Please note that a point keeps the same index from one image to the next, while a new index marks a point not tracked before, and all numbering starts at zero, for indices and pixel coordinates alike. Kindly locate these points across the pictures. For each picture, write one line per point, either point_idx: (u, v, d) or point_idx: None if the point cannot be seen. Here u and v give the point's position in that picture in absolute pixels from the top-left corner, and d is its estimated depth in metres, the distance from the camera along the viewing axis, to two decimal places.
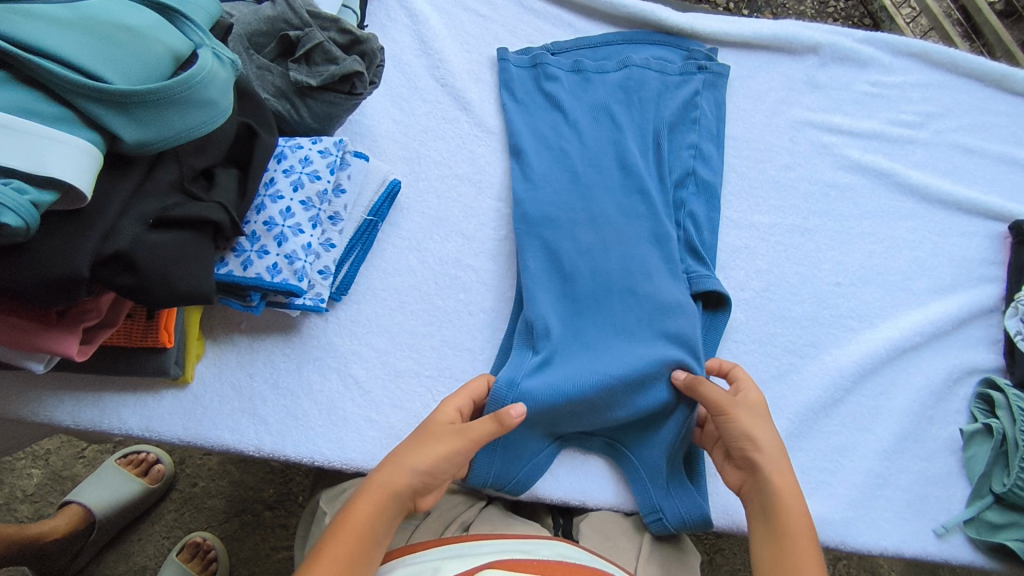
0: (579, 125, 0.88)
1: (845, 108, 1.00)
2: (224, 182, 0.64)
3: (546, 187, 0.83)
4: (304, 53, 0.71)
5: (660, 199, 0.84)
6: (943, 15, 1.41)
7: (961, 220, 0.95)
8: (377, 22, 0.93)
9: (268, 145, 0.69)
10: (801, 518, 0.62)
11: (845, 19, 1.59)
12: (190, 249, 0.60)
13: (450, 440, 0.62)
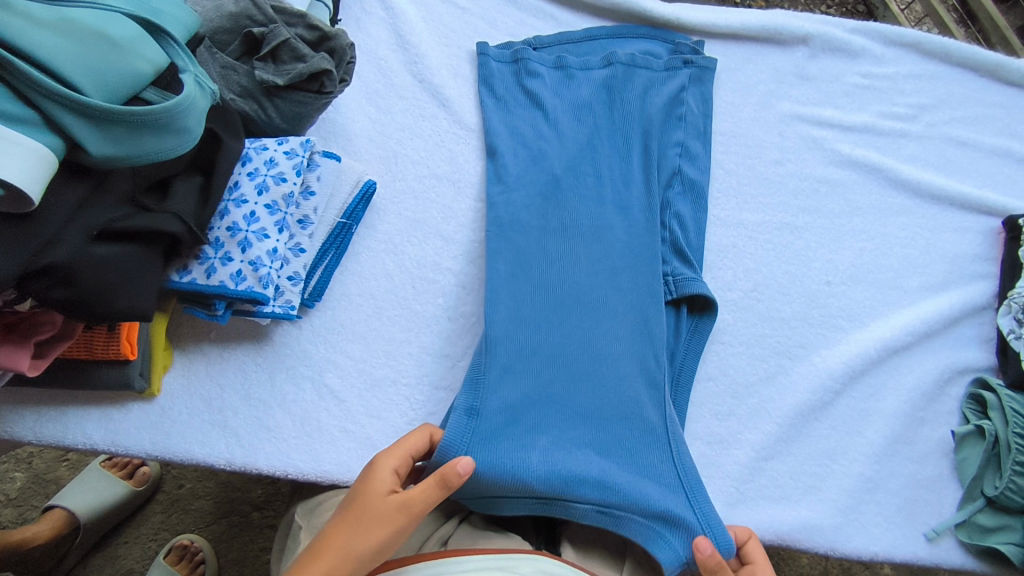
0: (562, 128, 0.85)
1: (836, 101, 0.98)
2: (182, 191, 0.61)
3: (525, 189, 0.81)
4: (270, 51, 0.69)
5: (645, 207, 0.81)
6: (938, 2, 1.39)
7: (955, 215, 0.93)
8: (351, 16, 0.90)
9: (233, 150, 0.65)
10: None
11: (838, 6, 1.56)
12: (135, 265, 0.57)
13: (390, 522, 0.57)
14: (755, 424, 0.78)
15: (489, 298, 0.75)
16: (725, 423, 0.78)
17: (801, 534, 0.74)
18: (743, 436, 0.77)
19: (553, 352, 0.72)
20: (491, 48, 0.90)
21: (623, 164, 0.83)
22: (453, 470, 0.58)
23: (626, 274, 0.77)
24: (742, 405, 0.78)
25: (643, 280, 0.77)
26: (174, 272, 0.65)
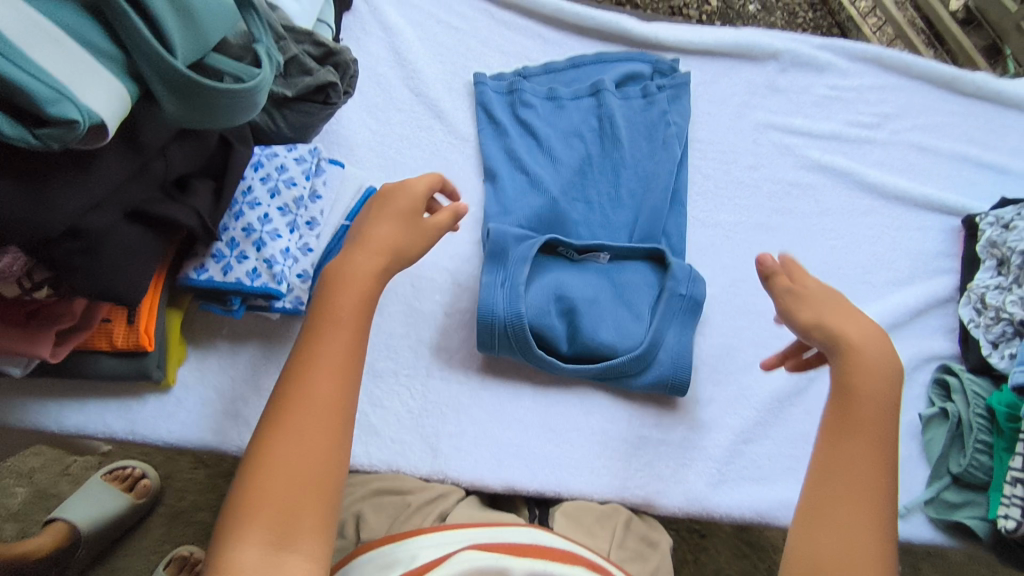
0: (556, 153, 0.92)
1: (805, 111, 1.05)
2: (200, 191, 0.66)
3: (523, 210, 0.86)
4: (279, 66, 0.75)
5: (630, 227, 0.90)
6: (907, 23, 1.49)
7: (919, 215, 1.00)
8: (352, 36, 0.96)
9: (243, 157, 0.71)
10: (876, 397, 0.65)
11: (814, 29, 1.65)
12: (152, 252, 0.62)
13: (415, 235, 0.70)
14: (736, 410, 0.82)
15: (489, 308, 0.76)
16: (707, 409, 0.82)
17: (780, 512, 0.78)
18: (725, 421, 0.81)
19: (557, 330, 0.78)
20: (487, 77, 0.96)
21: (613, 191, 0.92)
22: (456, 208, 0.72)
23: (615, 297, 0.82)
24: (723, 392, 0.83)
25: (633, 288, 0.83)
26: (191, 269, 0.69)
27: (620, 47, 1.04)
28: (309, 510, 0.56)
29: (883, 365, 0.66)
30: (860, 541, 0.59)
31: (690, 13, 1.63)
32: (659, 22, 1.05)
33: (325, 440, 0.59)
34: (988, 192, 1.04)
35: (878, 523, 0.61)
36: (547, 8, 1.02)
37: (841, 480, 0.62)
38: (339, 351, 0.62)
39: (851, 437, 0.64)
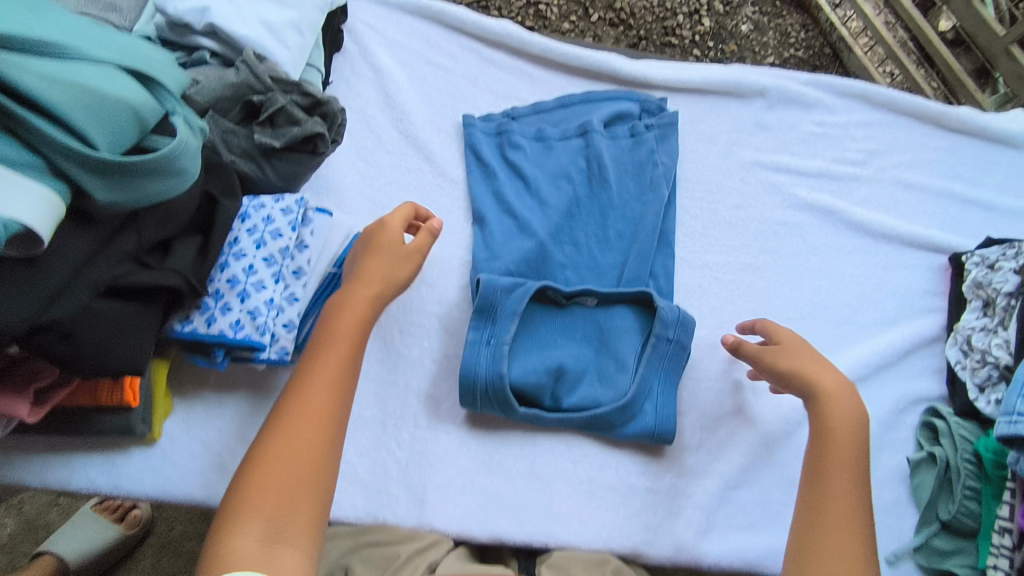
0: (543, 195, 0.92)
1: (792, 147, 1.05)
2: (181, 252, 0.66)
3: (510, 255, 0.86)
4: (268, 117, 0.76)
5: (617, 268, 0.90)
6: (898, 46, 1.50)
7: (905, 253, 1.01)
8: (341, 77, 0.97)
9: (230, 210, 0.71)
10: (844, 428, 0.73)
11: (807, 48, 1.67)
12: (132, 321, 0.62)
13: (402, 266, 0.74)
14: (725, 455, 0.83)
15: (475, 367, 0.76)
16: (695, 454, 0.82)
17: (767, 559, 0.79)
18: (713, 467, 0.82)
19: (542, 384, 0.79)
20: (476, 118, 0.96)
21: (601, 233, 0.92)
22: (430, 228, 0.77)
23: (601, 345, 0.84)
24: (711, 436, 0.83)
25: (619, 336, 0.84)
26: (176, 321, 0.69)
27: (608, 86, 1.04)
28: (300, 511, 0.58)
29: (854, 405, 0.75)
30: (847, 535, 0.67)
31: (682, 35, 1.64)
32: (646, 59, 1.06)
33: (316, 445, 0.61)
34: (975, 229, 1.05)
35: (859, 518, 0.68)
36: (535, 47, 1.03)
37: (828, 485, 0.70)
38: (334, 364, 0.65)
39: (829, 451, 0.72)
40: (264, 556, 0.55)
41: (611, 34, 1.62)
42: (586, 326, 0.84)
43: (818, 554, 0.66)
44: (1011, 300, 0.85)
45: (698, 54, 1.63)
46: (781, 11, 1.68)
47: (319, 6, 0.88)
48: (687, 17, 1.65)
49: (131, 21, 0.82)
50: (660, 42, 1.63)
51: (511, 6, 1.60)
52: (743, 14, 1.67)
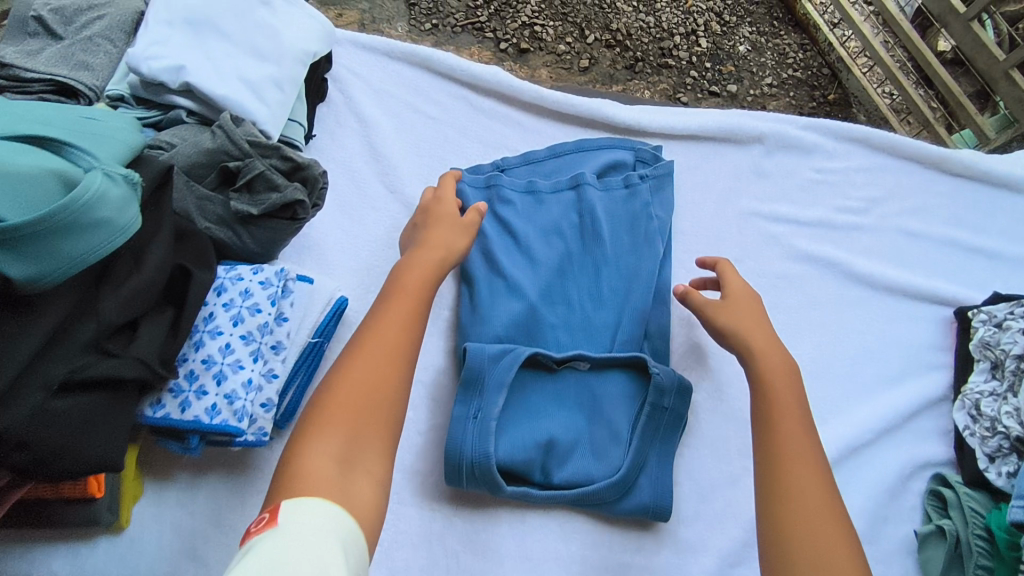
0: (534, 252, 0.89)
1: (792, 195, 1.02)
2: (148, 333, 0.62)
3: (498, 318, 0.83)
4: (245, 183, 0.72)
5: (611, 329, 0.86)
6: (897, 66, 1.45)
7: (910, 306, 0.97)
8: (325, 128, 0.94)
9: (204, 282, 0.67)
10: (785, 397, 0.71)
11: (805, 69, 1.59)
12: (99, 414, 0.58)
13: (460, 237, 0.80)
14: (724, 530, 0.79)
15: (459, 445, 0.73)
16: (692, 528, 0.79)
17: None
18: (711, 543, 0.78)
19: (532, 459, 0.75)
20: (465, 171, 0.94)
21: (594, 291, 0.88)
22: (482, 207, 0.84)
23: (594, 413, 0.80)
24: (709, 509, 0.80)
25: (614, 404, 0.80)
26: (147, 406, 0.66)
27: (601, 134, 1.02)
28: (371, 437, 0.60)
29: (799, 387, 0.73)
30: (813, 476, 0.65)
31: (681, 57, 1.54)
32: (640, 105, 1.04)
33: (388, 376, 0.63)
34: (980, 279, 1.02)
35: (816, 454, 0.67)
36: (526, 94, 1.00)
37: (781, 430, 0.68)
38: (406, 309, 0.69)
39: (768, 393, 0.72)
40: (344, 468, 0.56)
41: (608, 56, 1.52)
42: (578, 393, 0.81)
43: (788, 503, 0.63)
44: (1020, 364, 0.82)
45: (697, 76, 1.53)
46: (779, 31, 1.61)
47: (302, 60, 0.86)
48: (684, 37, 1.56)
49: (103, 81, 0.79)
50: (657, 64, 1.53)
51: (506, 28, 1.49)
52: (741, 33, 1.59)
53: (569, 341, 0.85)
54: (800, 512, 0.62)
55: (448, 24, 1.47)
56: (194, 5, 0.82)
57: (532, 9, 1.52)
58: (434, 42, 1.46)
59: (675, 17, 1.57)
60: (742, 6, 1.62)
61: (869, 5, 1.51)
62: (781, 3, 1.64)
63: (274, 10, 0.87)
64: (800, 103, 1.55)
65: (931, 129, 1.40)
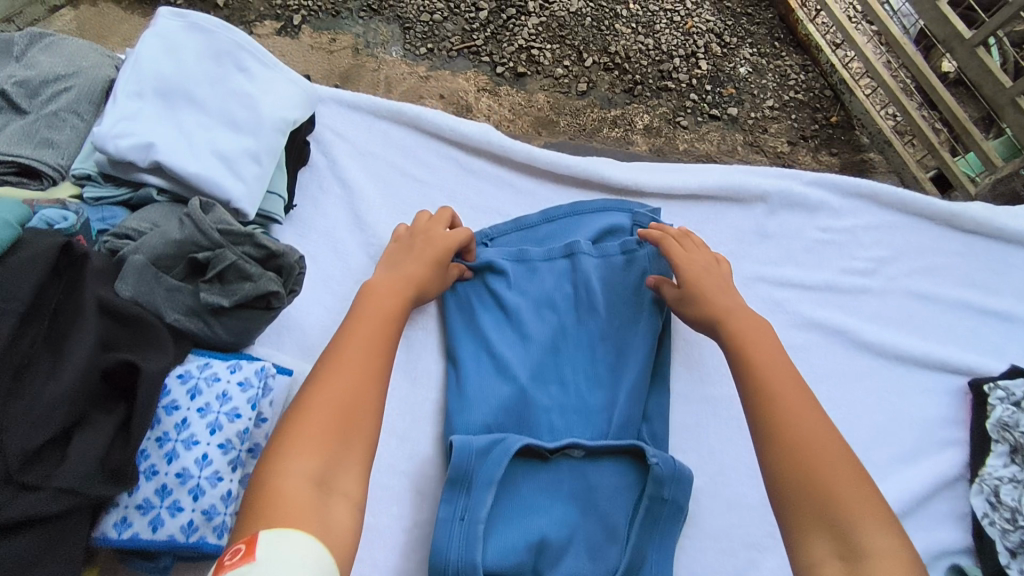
0: (527, 327, 0.85)
1: (796, 257, 0.98)
2: (80, 449, 0.56)
3: (485, 403, 0.79)
4: (216, 273, 0.68)
5: (606, 410, 0.81)
6: (899, 90, 1.32)
7: (922, 376, 0.93)
8: (307, 194, 0.90)
9: (148, 376, 0.60)
10: (769, 351, 0.71)
11: (806, 91, 1.47)
12: (34, 553, 0.54)
13: (438, 270, 0.81)
14: None
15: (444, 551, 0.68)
16: None
17: None
18: None
19: (523, 563, 0.71)
20: None
21: (587, 370, 0.84)
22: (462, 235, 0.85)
23: (590, 508, 0.75)
24: None
25: (611, 499, 0.76)
26: (111, 525, 0.61)
27: (596, 195, 0.98)
28: (348, 460, 0.60)
29: (776, 340, 0.73)
30: (805, 407, 0.64)
31: (679, 79, 1.44)
32: (638, 164, 1.00)
33: (362, 397, 0.63)
34: (998, 344, 0.97)
35: (799, 386, 0.67)
36: (518, 154, 0.96)
37: (765, 377, 0.67)
38: (378, 330, 0.69)
39: (744, 346, 0.72)
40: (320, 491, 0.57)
41: (606, 79, 1.42)
42: (573, 484, 0.76)
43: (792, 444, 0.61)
44: None
45: (697, 98, 1.43)
46: (780, 51, 1.50)
47: (280, 129, 0.81)
48: (683, 60, 1.46)
49: (70, 158, 0.76)
50: (656, 87, 1.43)
51: (503, 51, 1.41)
52: (741, 55, 1.48)
53: (564, 429, 0.80)
54: (798, 441, 0.61)
55: (444, 48, 1.40)
56: (167, 74, 0.78)
57: (529, 31, 1.43)
58: (429, 67, 1.38)
59: (675, 39, 1.47)
60: (743, 24, 1.52)
61: (869, 24, 1.40)
62: (782, 21, 1.54)
63: (253, 77, 0.83)
64: (800, 126, 1.43)
65: (937, 154, 1.28)
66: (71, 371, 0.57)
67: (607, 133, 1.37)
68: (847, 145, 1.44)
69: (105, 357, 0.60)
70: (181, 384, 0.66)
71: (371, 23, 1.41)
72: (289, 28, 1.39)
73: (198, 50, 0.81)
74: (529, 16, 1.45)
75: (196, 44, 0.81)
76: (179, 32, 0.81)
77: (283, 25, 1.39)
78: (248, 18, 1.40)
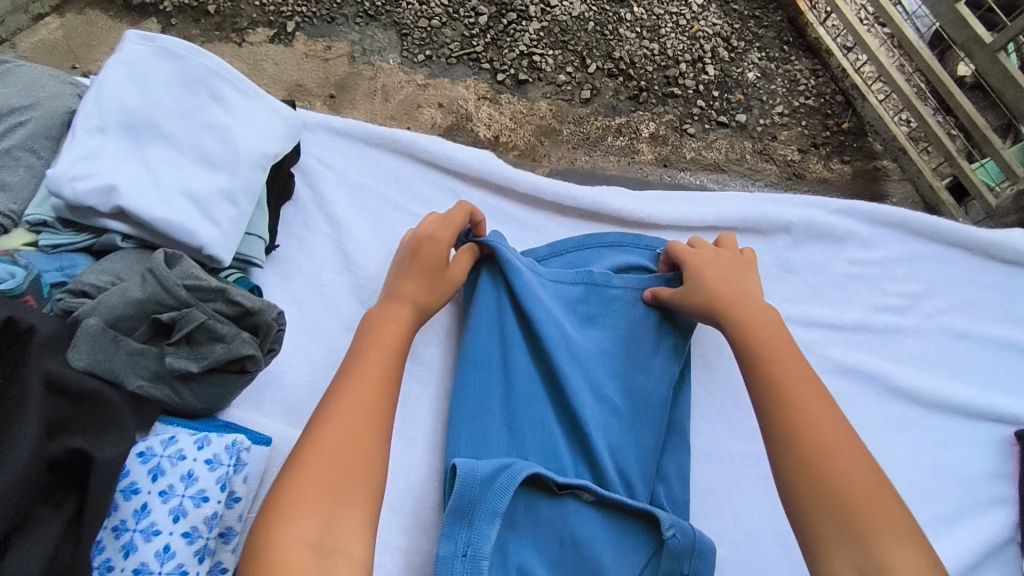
0: (547, 344, 0.75)
1: (823, 294, 0.90)
2: (28, 550, 0.49)
3: (490, 423, 0.71)
4: (183, 335, 0.61)
5: (619, 452, 0.73)
6: (915, 97, 1.17)
7: (963, 425, 0.85)
8: (291, 233, 0.82)
9: (105, 463, 0.54)
10: (783, 351, 0.67)
11: (816, 98, 1.30)
12: None
13: (436, 274, 0.75)
14: None
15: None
16: None
17: None
18: None
19: None
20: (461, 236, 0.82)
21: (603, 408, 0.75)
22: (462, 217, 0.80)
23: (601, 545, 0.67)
24: None
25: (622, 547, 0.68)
26: None
27: (606, 227, 0.90)
28: (347, 515, 0.55)
29: (787, 335, 0.70)
30: (820, 409, 0.61)
31: (684, 86, 1.27)
32: (650, 194, 0.92)
33: (361, 444, 0.58)
34: None
35: (811, 384, 0.64)
36: (521, 184, 0.88)
37: (780, 381, 0.64)
38: (381, 368, 0.64)
39: (755, 342, 0.69)
40: (316, 553, 0.52)
41: (611, 86, 1.27)
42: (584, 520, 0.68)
43: (812, 457, 0.58)
44: None
45: (704, 105, 1.27)
46: (789, 55, 1.33)
47: (260, 164, 0.73)
48: (690, 66, 1.29)
49: (23, 202, 0.68)
50: (662, 93, 1.27)
51: (505, 57, 1.27)
52: (749, 59, 1.32)
53: (575, 473, 0.71)
54: (817, 446, 0.59)
55: (443, 55, 1.27)
56: (131, 105, 0.70)
57: (530, 36, 1.29)
58: (429, 74, 1.25)
59: (680, 43, 1.31)
60: (750, 28, 1.34)
61: (882, 27, 1.27)
62: (790, 24, 1.36)
63: (229, 106, 0.75)
64: (813, 133, 1.26)
65: (954, 163, 1.13)
66: (12, 469, 0.49)
67: (612, 143, 1.22)
68: (859, 153, 1.26)
69: (53, 445, 0.53)
70: (142, 464, 0.59)
71: (368, 30, 1.29)
72: (282, 35, 1.28)
73: (168, 77, 0.73)
74: (531, 21, 1.30)
75: (166, 71, 0.73)
76: (147, 57, 0.74)
77: (276, 32, 1.28)
78: (239, 26, 1.28)
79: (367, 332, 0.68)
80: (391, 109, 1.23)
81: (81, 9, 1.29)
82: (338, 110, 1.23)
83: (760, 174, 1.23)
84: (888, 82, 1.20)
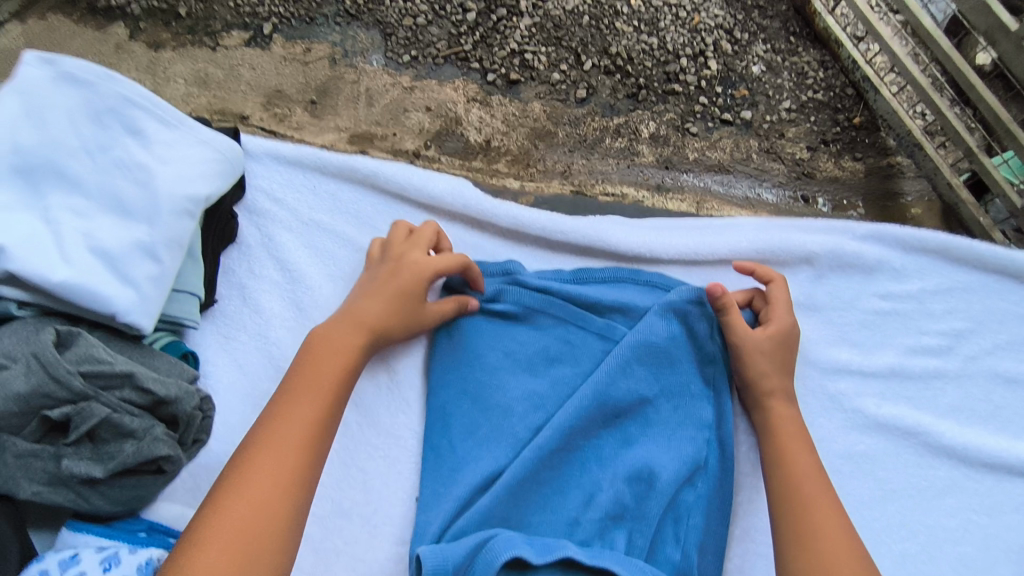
0: (537, 388, 0.69)
1: (852, 335, 0.79)
2: None
3: (472, 478, 0.63)
4: (83, 433, 0.50)
5: (628, 504, 0.63)
6: (930, 86, 0.99)
7: (1017, 488, 0.74)
8: (236, 283, 0.72)
9: None
10: (800, 445, 0.64)
11: (826, 92, 1.10)
12: None
13: (409, 308, 0.66)
14: None
15: None
16: None
17: None
18: None
19: None
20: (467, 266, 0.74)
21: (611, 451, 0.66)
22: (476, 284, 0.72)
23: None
24: None
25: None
26: None
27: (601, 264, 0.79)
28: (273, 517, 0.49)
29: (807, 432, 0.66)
30: (833, 516, 0.58)
31: (687, 81, 1.09)
32: (649, 224, 0.81)
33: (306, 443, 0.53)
34: None
35: (833, 497, 0.60)
36: (504, 220, 0.78)
37: (795, 479, 0.61)
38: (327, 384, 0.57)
39: (780, 436, 0.65)
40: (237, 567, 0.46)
41: (608, 84, 1.07)
42: None
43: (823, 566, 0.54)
44: None
45: (707, 102, 1.08)
46: (796, 46, 1.12)
47: (187, 209, 0.62)
48: (692, 59, 1.10)
49: None
50: (662, 90, 1.08)
51: (494, 56, 1.07)
52: (753, 52, 1.11)
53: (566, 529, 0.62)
54: (824, 551, 0.55)
55: (429, 54, 1.07)
56: (25, 143, 0.58)
57: (521, 31, 1.09)
58: (414, 77, 1.06)
59: (680, 36, 1.11)
60: (754, 19, 1.13)
61: (894, 13, 1.07)
62: (797, 14, 1.15)
63: (148, 142, 0.64)
64: (821, 128, 1.07)
65: (974, 159, 0.97)
66: None
67: (610, 144, 1.04)
68: (871, 149, 1.08)
69: None
70: None
71: (350, 30, 1.08)
72: (258, 38, 1.06)
73: (70, 108, 0.61)
74: (522, 15, 1.10)
75: (69, 101, 0.62)
76: (45, 84, 0.62)
77: (253, 35, 1.07)
78: (213, 28, 1.07)
79: (304, 358, 0.58)
80: (376, 115, 1.03)
81: (41, 13, 1.07)
82: (320, 117, 1.02)
83: (767, 174, 1.05)
84: (900, 71, 1.02)
